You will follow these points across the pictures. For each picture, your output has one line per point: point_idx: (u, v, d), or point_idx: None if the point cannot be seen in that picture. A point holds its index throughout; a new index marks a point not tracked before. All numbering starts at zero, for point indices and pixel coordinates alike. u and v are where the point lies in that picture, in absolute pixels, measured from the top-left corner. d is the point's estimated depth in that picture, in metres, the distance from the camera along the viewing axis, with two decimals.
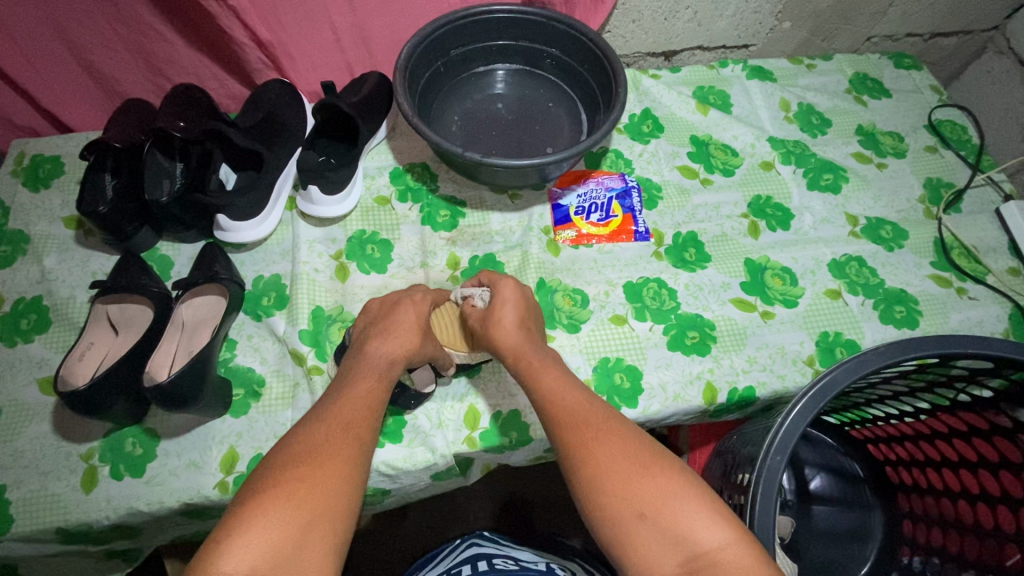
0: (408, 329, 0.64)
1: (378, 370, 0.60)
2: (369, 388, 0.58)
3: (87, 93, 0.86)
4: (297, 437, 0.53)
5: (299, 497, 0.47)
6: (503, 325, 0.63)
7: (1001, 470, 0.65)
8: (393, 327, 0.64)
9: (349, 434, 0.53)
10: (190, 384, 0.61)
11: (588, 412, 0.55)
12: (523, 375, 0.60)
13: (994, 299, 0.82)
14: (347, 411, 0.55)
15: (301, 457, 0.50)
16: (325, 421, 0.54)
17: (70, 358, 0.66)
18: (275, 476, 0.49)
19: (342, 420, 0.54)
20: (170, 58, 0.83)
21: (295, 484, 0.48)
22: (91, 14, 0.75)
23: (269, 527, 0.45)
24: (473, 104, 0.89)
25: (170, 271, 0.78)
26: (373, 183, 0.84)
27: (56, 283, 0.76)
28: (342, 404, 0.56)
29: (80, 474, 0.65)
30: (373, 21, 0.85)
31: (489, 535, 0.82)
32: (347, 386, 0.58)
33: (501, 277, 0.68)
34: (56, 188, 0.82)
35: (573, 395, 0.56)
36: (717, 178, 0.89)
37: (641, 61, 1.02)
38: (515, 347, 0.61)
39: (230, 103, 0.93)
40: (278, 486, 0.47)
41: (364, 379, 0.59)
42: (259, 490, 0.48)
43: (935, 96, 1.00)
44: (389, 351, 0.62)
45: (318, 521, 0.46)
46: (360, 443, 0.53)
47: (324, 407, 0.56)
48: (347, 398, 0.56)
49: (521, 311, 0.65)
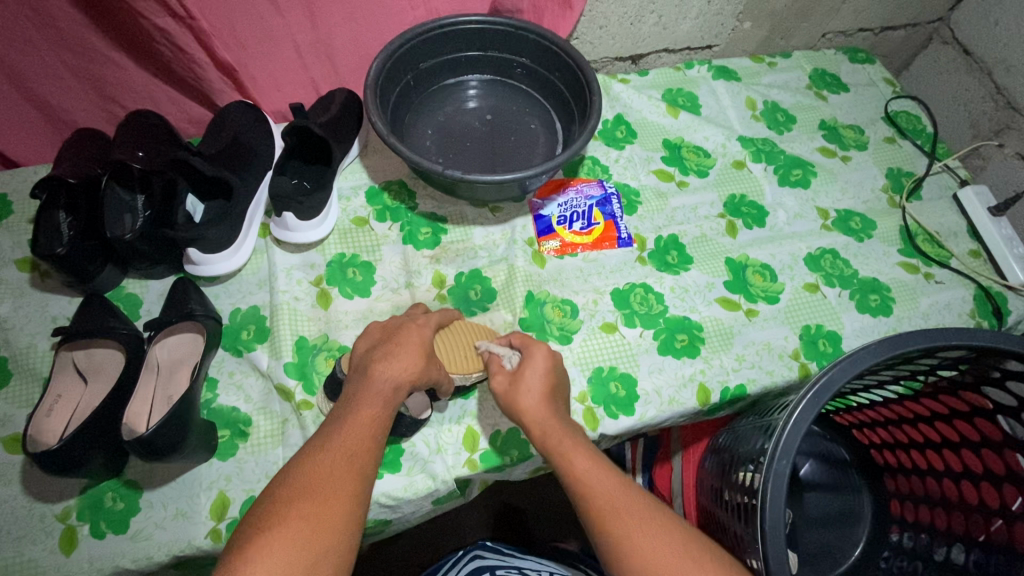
0: (414, 354, 0.61)
1: (381, 391, 0.58)
2: (373, 411, 0.56)
3: (32, 125, 0.81)
4: (292, 470, 0.51)
5: (299, 536, 0.45)
6: (530, 397, 0.61)
7: (983, 449, 0.67)
8: (397, 348, 0.61)
9: (350, 469, 0.51)
10: (173, 431, 0.58)
11: (602, 482, 0.55)
12: (551, 454, 0.57)
13: (959, 282, 0.86)
14: (347, 442, 0.53)
15: (299, 494, 0.48)
16: (326, 450, 0.52)
17: (38, 414, 0.61)
18: (273, 515, 0.47)
19: (347, 450, 0.52)
20: (123, 83, 0.79)
21: (295, 525, 0.46)
22: (33, 42, 0.70)
23: (266, 570, 0.43)
24: (446, 117, 0.88)
25: (139, 310, 0.74)
26: (349, 204, 0.82)
27: (13, 332, 0.71)
28: (342, 432, 0.54)
29: (57, 536, 0.60)
30: (338, 38, 0.82)
31: (491, 547, 0.82)
32: (348, 412, 0.56)
33: (534, 341, 0.65)
34: (5, 228, 0.77)
35: (588, 463, 0.56)
36: (692, 180, 0.90)
37: (610, 66, 1.02)
38: (544, 424, 0.59)
39: (189, 127, 0.89)
40: (278, 527, 0.46)
41: (368, 403, 0.56)
42: (256, 530, 0.46)
43: (889, 88, 1.05)
44: (388, 373, 0.59)
45: (318, 566, 0.45)
46: (359, 477, 0.51)
47: (326, 435, 0.54)
48: (351, 426, 0.54)
49: (549, 380, 0.62)
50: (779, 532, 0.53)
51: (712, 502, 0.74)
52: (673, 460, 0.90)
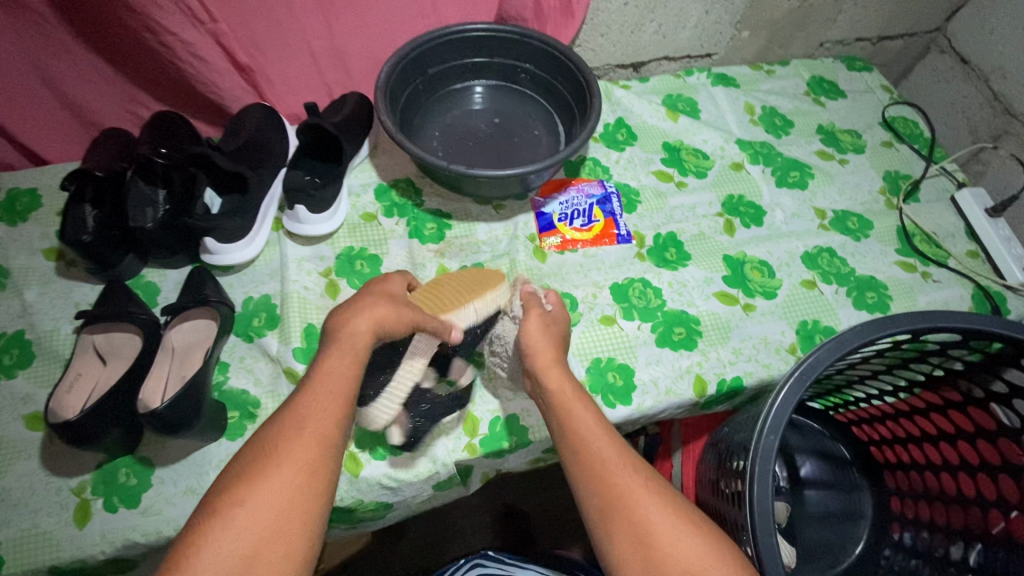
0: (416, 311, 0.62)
1: (351, 347, 0.57)
2: (339, 371, 0.55)
3: (63, 125, 0.85)
4: (263, 439, 0.51)
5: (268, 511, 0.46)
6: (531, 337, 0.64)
7: (977, 439, 0.68)
8: (370, 299, 0.61)
9: (317, 442, 0.50)
10: (186, 407, 0.60)
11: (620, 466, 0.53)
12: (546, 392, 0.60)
13: (957, 281, 0.86)
14: (317, 412, 0.52)
15: (268, 465, 0.48)
16: (296, 417, 0.51)
17: (59, 391, 0.65)
18: (243, 487, 0.47)
19: (325, 408, 0.52)
20: (149, 86, 0.84)
21: (266, 501, 0.46)
22: (67, 46, 0.75)
23: (238, 542, 0.44)
24: (453, 120, 0.92)
25: (156, 298, 0.77)
26: (359, 201, 0.85)
27: (38, 316, 0.74)
28: (309, 394, 0.53)
29: (72, 509, 0.63)
30: (351, 44, 0.87)
31: (493, 555, 0.81)
32: (317, 369, 0.55)
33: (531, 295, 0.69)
34: (35, 220, 0.81)
35: (607, 450, 0.55)
36: (691, 181, 0.93)
37: (612, 73, 1.06)
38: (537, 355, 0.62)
39: (209, 129, 0.94)
40: (247, 503, 0.46)
41: (343, 355, 0.56)
42: (225, 504, 0.46)
43: (886, 95, 1.07)
44: (371, 328, 0.59)
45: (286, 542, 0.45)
46: (326, 444, 0.51)
47: (294, 402, 0.53)
48: (318, 391, 0.54)
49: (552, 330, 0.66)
50: (768, 515, 0.54)
51: (710, 494, 0.75)
52: (673, 457, 0.90)
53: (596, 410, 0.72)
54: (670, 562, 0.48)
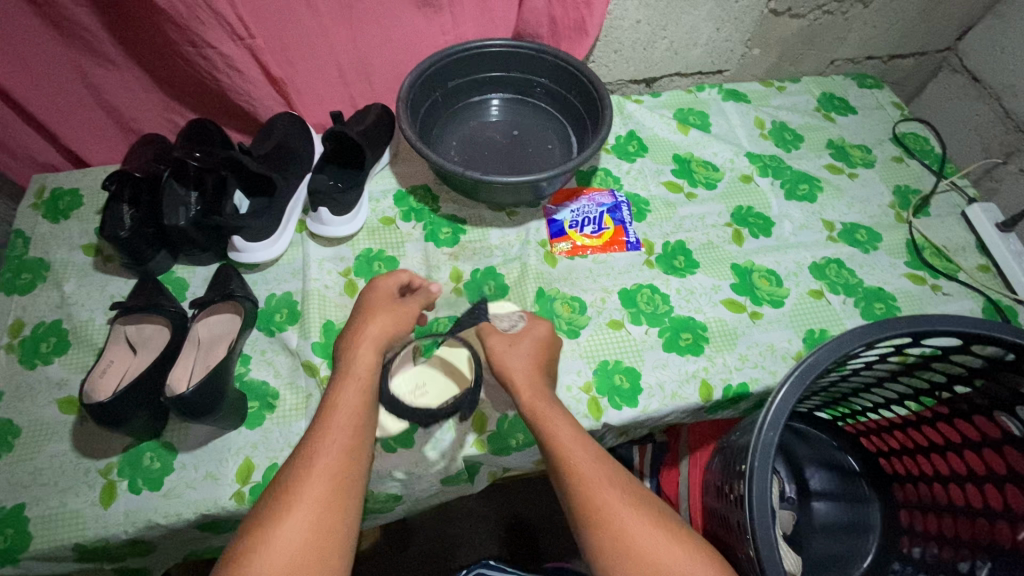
0: (405, 320, 0.69)
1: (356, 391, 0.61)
2: (352, 406, 0.60)
3: (105, 130, 0.91)
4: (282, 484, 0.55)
5: (293, 546, 0.50)
6: (518, 360, 0.66)
7: (984, 449, 0.68)
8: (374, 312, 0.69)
9: (335, 484, 0.54)
10: (210, 394, 0.64)
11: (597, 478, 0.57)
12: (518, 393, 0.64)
13: (967, 294, 0.87)
14: (332, 453, 0.56)
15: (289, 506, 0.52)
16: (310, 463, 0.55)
17: (93, 375, 0.69)
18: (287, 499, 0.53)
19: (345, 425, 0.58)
20: (185, 96, 0.89)
21: (289, 541, 0.50)
22: (113, 56, 0.81)
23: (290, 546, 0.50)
24: (470, 130, 0.95)
25: (185, 292, 0.81)
26: (378, 206, 0.89)
27: (75, 307, 0.79)
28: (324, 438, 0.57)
29: (98, 490, 0.66)
30: (375, 58, 0.91)
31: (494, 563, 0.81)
32: (328, 414, 0.59)
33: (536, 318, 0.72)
34: (75, 218, 0.86)
35: (583, 454, 0.58)
36: (700, 192, 0.95)
37: (625, 88, 1.09)
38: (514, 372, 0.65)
39: (239, 136, 0.99)
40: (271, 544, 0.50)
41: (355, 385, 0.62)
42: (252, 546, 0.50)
43: (897, 111, 1.08)
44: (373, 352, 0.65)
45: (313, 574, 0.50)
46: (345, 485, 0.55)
47: (308, 446, 0.57)
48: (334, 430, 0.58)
49: (541, 348, 0.69)
50: (765, 513, 0.55)
51: (715, 499, 0.75)
52: (680, 464, 0.91)
53: (602, 411, 0.74)
54: (641, 559, 0.52)
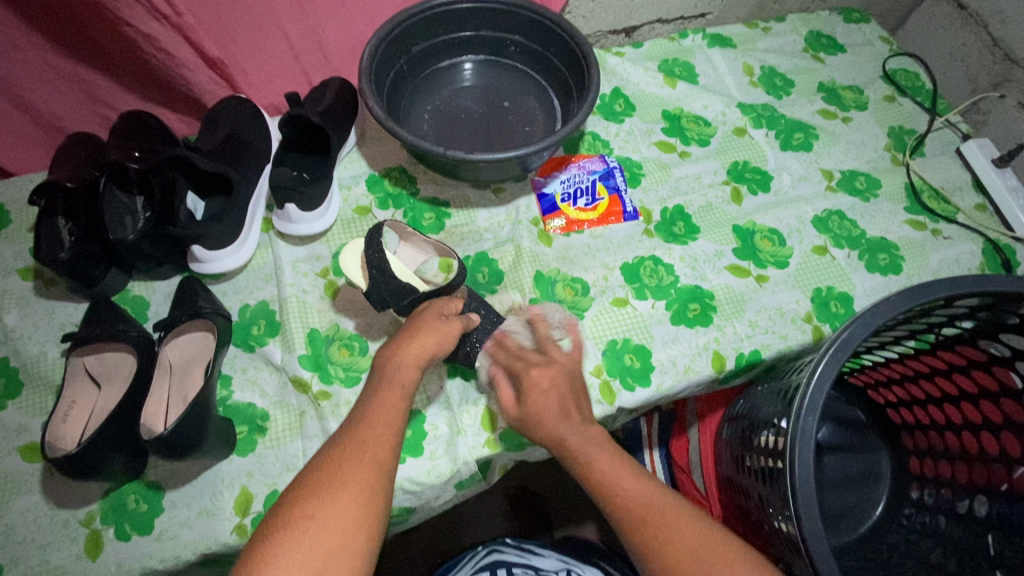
0: (452, 337, 0.60)
1: (399, 380, 0.55)
2: (373, 424, 0.52)
3: (23, 132, 0.79)
4: (317, 463, 0.49)
5: (321, 542, 0.44)
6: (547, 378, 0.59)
7: (1001, 398, 0.67)
8: (415, 329, 0.59)
9: (361, 481, 0.47)
10: (194, 429, 0.57)
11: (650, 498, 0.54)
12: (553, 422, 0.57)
13: (967, 236, 0.85)
14: (355, 463, 0.48)
15: (334, 478, 0.47)
16: (311, 487, 0.47)
17: (55, 421, 0.62)
18: (312, 502, 0.45)
19: (358, 440, 0.50)
20: (112, 86, 0.78)
21: (336, 513, 0.45)
22: (17, 46, 0.69)
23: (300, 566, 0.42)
24: (442, 100, 0.87)
25: (147, 312, 0.73)
26: (350, 194, 0.81)
27: (22, 341, 0.70)
28: (368, 423, 0.52)
29: (82, 541, 0.60)
30: (328, 29, 0.81)
31: (511, 541, 0.82)
32: (369, 403, 0.54)
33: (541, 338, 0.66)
34: (6, 237, 0.76)
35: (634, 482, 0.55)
36: (694, 150, 0.89)
37: (604, 39, 1.01)
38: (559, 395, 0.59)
39: (183, 126, 0.88)
40: (316, 516, 0.45)
41: (388, 393, 0.54)
42: (293, 522, 0.44)
43: (886, 46, 1.03)
44: (416, 364, 0.57)
45: (346, 556, 0.44)
46: (381, 464, 0.49)
47: (355, 428, 0.52)
48: (354, 441, 0.50)
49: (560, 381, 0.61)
50: (809, 494, 0.54)
51: (733, 469, 0.74)
52: (690, 432, 0.90)
53: (616, 395, 0.70)
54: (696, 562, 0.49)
